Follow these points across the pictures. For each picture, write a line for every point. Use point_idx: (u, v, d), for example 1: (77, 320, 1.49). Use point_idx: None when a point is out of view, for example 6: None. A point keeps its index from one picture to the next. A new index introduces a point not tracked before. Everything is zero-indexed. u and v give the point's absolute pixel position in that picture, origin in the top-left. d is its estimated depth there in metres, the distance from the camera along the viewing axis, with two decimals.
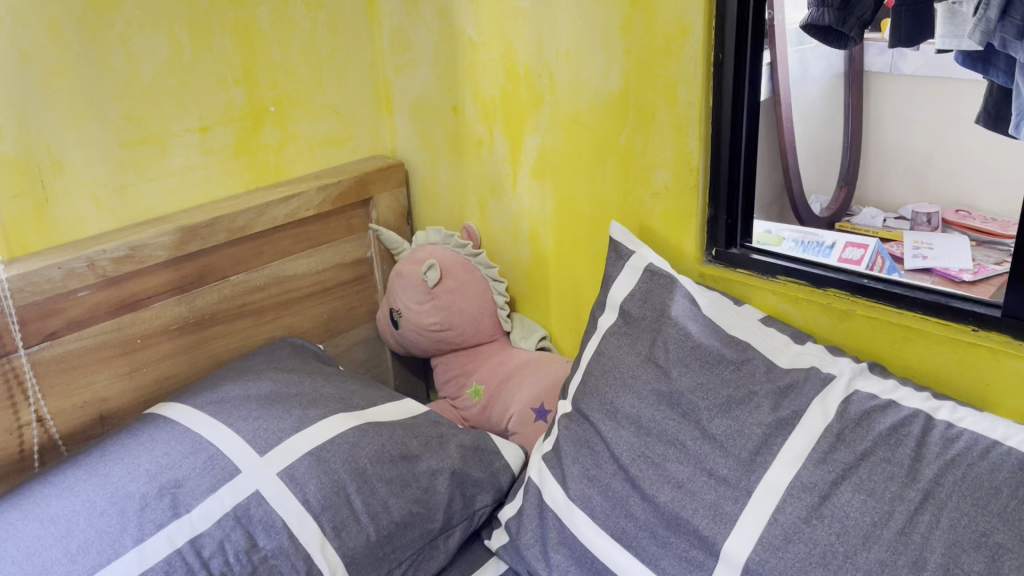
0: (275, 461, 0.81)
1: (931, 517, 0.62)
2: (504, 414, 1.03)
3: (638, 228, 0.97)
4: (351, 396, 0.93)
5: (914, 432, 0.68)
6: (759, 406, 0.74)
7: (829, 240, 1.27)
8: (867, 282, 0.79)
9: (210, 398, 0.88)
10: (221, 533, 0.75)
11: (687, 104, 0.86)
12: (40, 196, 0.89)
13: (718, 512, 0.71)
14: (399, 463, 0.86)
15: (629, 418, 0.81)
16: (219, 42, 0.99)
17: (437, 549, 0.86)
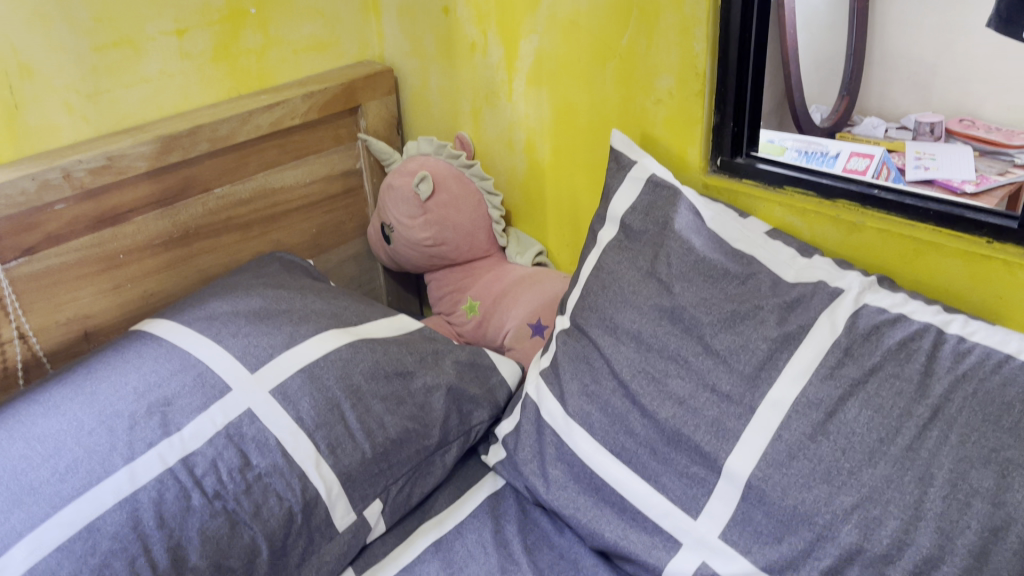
0: (266, 378, 0.79)
1: (940, 432, 0.61)
2: (500, 330, 1.02)
3: (640, 137, 0.93)
4: (343, 312, 0.90)
5: (924, 346, 0.66)
6: (765, 321, 0.72)
7: (834, 150, 1.23)
8: (878, 192, 0.76)
9: (198, 315, 0.86)
10: (213, 452, 0.74)
11: (694, 3, 0.81)
12: (8, 103, 0.84)
13: (720, 428, 0.70)
14: (394, 380, 0.85)
15: (629, 334, 0.78)
16: None
17: (434, 465, 0.85)
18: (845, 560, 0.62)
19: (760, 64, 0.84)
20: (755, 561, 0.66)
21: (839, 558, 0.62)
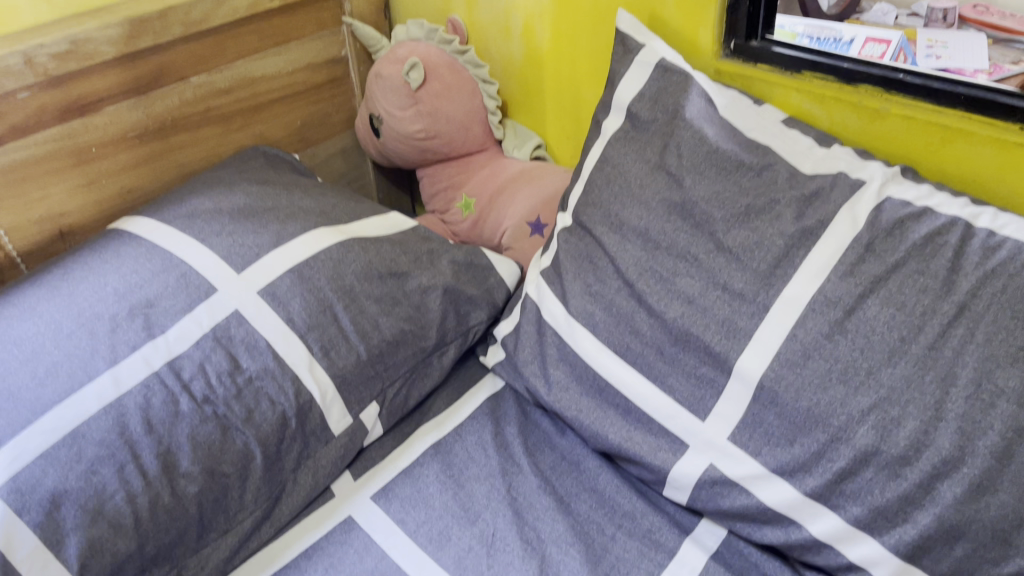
0: (254, 279, 0.75)
1: (965, 331, 0.58)
2: (497, 229, 0.97)
3: (648, 18, 0.87)
4: (332, 209, 0.85)
5: (952, 241, 0.62)
6: (781, 216, 0.68)
7: (849, 35, 1.17)
8: (903, 76, 0.71)
9: (179, 213, 0.81)
10: (200, 355, 0.70)
11: None
12: None
13: (731, 328, 0.66)
14: (388, 280, 0.81)
15: (636, 231, 0.74)
16: None
17: (431, 367, 0.82)
18: (860, 462, 0.60)
19: None
20: (766, 463, 0.64)
21: (853, 459, 0.60)
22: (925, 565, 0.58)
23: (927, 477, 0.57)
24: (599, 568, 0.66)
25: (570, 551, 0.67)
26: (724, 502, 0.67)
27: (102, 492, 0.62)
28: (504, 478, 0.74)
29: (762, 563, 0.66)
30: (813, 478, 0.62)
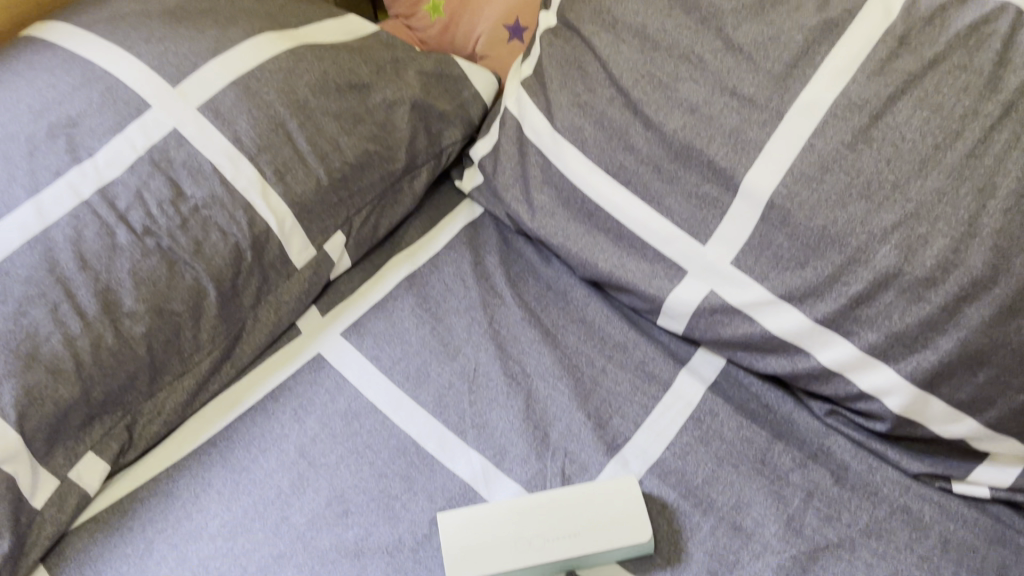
0: (192, 94, 0.65)
1: (1009, 136, 0.51)
2: (470, 35, 0.87)
3: None
4: (280, 13, 0.74)
5: (1001, 31, 0.53)
6: (801, 7, 0.58)
7: None
8: None
9: (100, 17, 0.70)
10: (137, 181, 0.62)
11: None
12: None
13: (740, 140, 0.59)
14: (348, 94, 0.71)
15: (631, 31, 0.65)
16: None
17: (403, 193, 0.74)
18: (879, 285, 0.54)
19: None
20: (773, 288, 0.58)
21: (872, 283, 0.54)
22: (944, 393, 0.53)
23: (954, 300, 0.52)
24: (590, 403, 0.61)
25: (558, 386, 0.62)
26: (725, 331, 0.61)
27: (36, 335, 0.55)
28: (485, 311, 0.67)
29: (764, 393, 0.62)
30: (826, 303, 0.56)
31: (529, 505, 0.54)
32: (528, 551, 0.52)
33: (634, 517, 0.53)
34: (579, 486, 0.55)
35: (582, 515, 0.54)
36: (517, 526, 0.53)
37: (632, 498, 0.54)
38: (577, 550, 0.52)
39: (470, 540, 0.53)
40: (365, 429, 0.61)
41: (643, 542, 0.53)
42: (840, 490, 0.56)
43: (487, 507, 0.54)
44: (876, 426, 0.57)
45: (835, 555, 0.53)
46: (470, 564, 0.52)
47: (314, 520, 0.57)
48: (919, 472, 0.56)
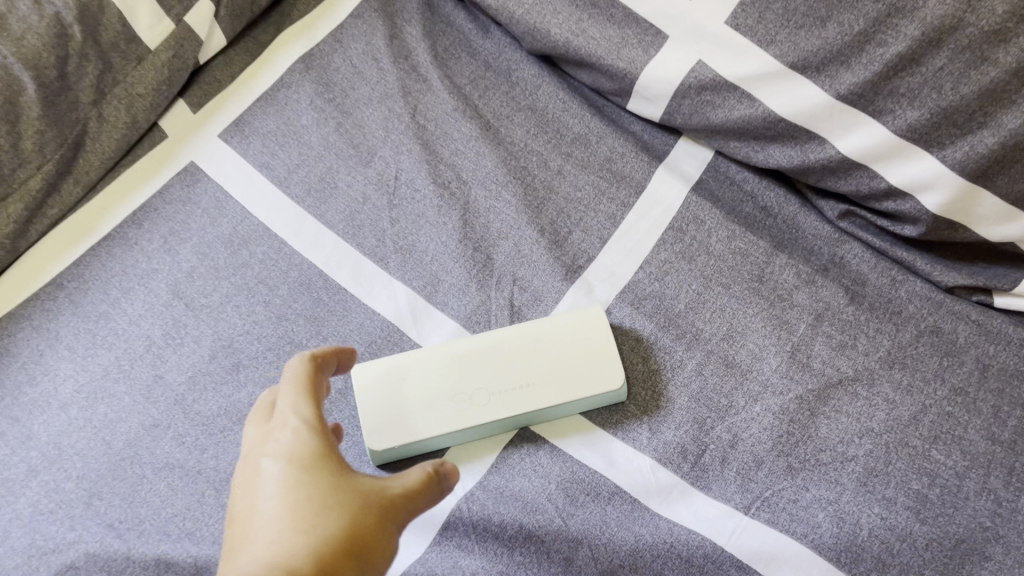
0: None
1: None
2: None
3: None
4: None
5: None
6: None
7: None
8: None
9: None
10: None
11: None
12: None
13: None
14: None
15: None
16: None
17: None
18: (926, 45, 0.40)
19: None
20: (781, 55, 0.44)
21: (918, 41, 0.40)
22: (1000, 186, 0.41)
23: None
24: (543, 215, 0.48)
25: (502, 194, 0.49)
26: (715, 116, 0.47)
27: None
28: (405, 100, 0.52)
29: (761, 193, 0.49)
30: (853, 73, 0.42)
31: (468, 351, 0.43)
32: (467, 409, 0.41)
33: (602, 360, 0.42)
34: (530, 325, 0.43)
35: (534, 362, 0.42)
36: (452, 378, 0.42)
37: (599, 337, 0.43)
38: (529, 404, 0.41)
39: (393, 399, 0.42)
40: (257, 258, 0.48)
41: (613, 391, 0.42)
42: (855, 311, 0.45)
43: (414, 355, 0.43)
44: (904, 231, 0.45)
45: (849, 391, 0.43)
46: (393, 430, 0.41)
47: (195, 378, 0.44)
48: (953, 285, 0.45)
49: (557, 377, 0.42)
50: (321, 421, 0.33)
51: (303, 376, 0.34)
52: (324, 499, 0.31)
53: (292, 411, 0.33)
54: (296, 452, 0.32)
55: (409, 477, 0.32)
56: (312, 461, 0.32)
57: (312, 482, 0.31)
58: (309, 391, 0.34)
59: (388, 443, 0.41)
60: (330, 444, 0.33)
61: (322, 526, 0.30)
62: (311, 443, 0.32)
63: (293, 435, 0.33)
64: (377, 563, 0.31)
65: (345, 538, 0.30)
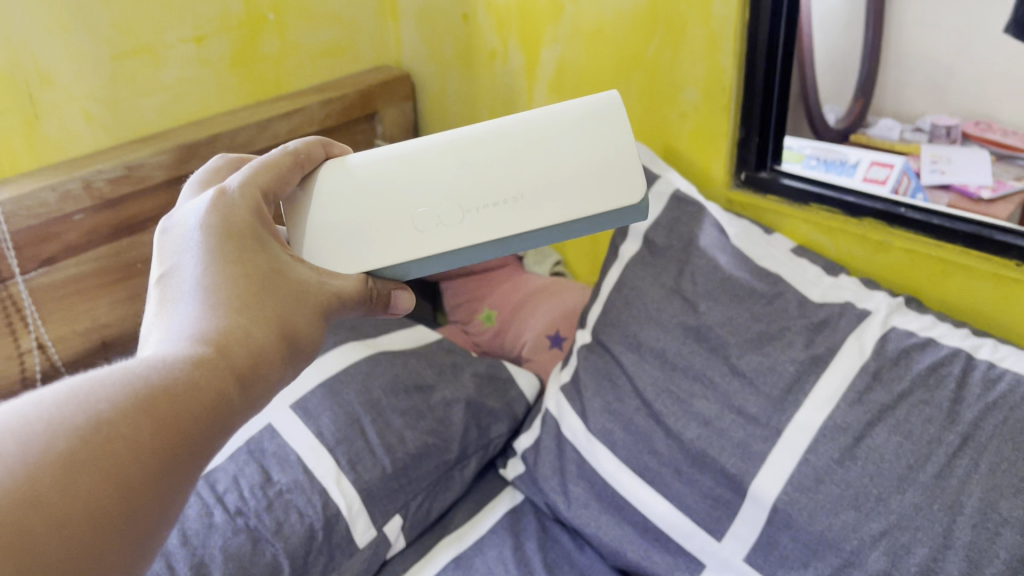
0: (288, 393, 0.80)
1: (969, 462, 0.59)
2: (517, 341, 1.02)
3: (663, 148, 0.95)
4: (362, 324, 0.93)
5: (954, 372, 0.64)
6: (792, 343, 0.71)
7: (853, 158, 1.26)
8: (904, 211, 0.75)
9: None
10: (235, 469, 0.75)
11: (722, 18, 0.82)
12: (28, 112, 0.86)
13: (746, 450, 0.69)
14: (413, 394, 0.85)
15: (652, 352, 0.79)
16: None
17: (453, 480, 0.85)
18: None
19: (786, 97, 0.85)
20: None
21: None
22: None
23: None
24: None
25: None
26: None
27: None
28: None
29: None
30: None
31: (444, 156, 0.56)
32: (423, 225, 0.54)
33: (585, 165, 0.56)
34: (502, 125, 0.57)
35: (509, 163, 0.56)
36: (408, 194, 0.55)
37: (595, 129, 0.57)
38: (507, 220, 0.54)
39: (354, 206, 0.55)
40: None
41: (597, 209, 0.55)
42: None
43: (369, 176, 0.56)
44: None
45: None
46: (356, 235, 0.54)
47: None
48: None
49: (538, 181, 0.55)
50: (253, 201, 0.47)
51: (252, 174, 0.48)
52: (241, 269, 0.42)
53: (231, 195, 0.46)
54: (226, 223, 0.44)
55: (338, 282, 0.49)
56: (237, 235, 0.44)
57: (236, 261, 0.42)
58: (248, 184, 0.47)
59: (350, 253, 0.54)
60: (253, 220, 0.45)
61: (239, 295, 0.41)
62: (255, 216, 0.46)
63: (225, 219, 0.44)
64: (297, 323, 0.43)
65: (271, 320, 0.41)
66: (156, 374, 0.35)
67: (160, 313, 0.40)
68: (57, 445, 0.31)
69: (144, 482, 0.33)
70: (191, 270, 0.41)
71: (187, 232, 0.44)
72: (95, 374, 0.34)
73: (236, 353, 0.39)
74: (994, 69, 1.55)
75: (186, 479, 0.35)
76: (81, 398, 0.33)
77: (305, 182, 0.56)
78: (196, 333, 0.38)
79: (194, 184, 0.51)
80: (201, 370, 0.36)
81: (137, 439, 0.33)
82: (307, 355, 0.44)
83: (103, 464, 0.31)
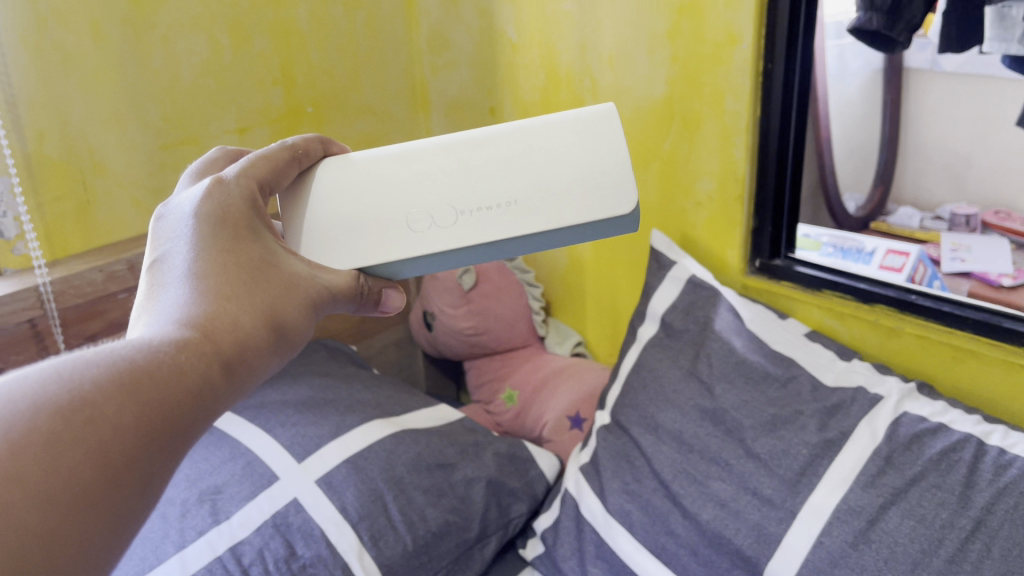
0: (314, 468, 0.82)
1: (982, 546, 0.60)
2: (538, 421, 1.04)
3: (680, 237, 0.99)
4: (387, 402, 0.96)
5: (965, 457, 0.65)
6: (805, 426, 0.73)
7: (869, 246, 1.29)
8: (914, 298, 0.78)
9: (249, 403, 0.92)
10: (260, 542, 0.76)
11: (734, 114, 0.87)
12: (82, 198, 0.91)
13: (762, 533, 0.69)
14: (435, 472, 0.87)
15: (670, 433, 0.80)
16: (273, 94, 1.07)
17: (473, 559, 0.86)
18: None
19: (797, 187, 0.89)
20: None
21: None
22: None
23: None
24: None
25: None
26: None
27: None
28: None
29: None
30: None
31: (441, 159, 0.58)
32: (417, 228, 0.55)
33: (581, 175, 0.57)
34: (501, 131, 0.59)
35: (504, 168, 0.57)
36: (405, 196, 0.56)
37: (593, 139, 0.58)
38: (498, 224, 0.55)
39: (352, 207, 0.56)
40: None
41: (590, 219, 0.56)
42: None
43: (368, 178, 0.58)
44: None
45: None
46: (351, 233, 0.56)
47: None
48: None
49: (533, 188, 0.56)
50: (251, 190, 0.45)
51: (249, 165, 0.47)
52: (233, 258, 0.40)
53: (228, 181, 0.44)
54: (223, 211, 0.42)
55: (333, 279, 0.47)
56: (233, 221, 0.42)
57: (229, 248, 0.40)
58: (246, 173, 0.46)
59: (345, 252, 0.55)
60: (249, 209, 0.44)
61: (229, 284, 0.39)
62: (251, 204, 0.44)
63: (220, 205, 0.42)
64: (287, 317, 0.41)
65: (261, 311, 0.39)
66: (135, 361, 0.33)
67: (146, 300, 0.38)
68: (32, 429, 0.29)
69: (117, 471, 0.31)
70: (181, 256, 0.40)
71: (180, 215, 0.42)
72: (74, 356, 0.33)
73: (225, 338, 0.37)
74: (1010, 160, 1.58)
75: (166, 468, 0.33)
76: (57, 383, 0.31)
77: (305, 176, 0.58)
78: (182, 318, 0.36)
79: (190, 172, 0.49)
80: (184, 357, 0.34)
81: (115, 423, 0.31)
82: (297, 346, 0.42)
83: (79, 449, 0.30)
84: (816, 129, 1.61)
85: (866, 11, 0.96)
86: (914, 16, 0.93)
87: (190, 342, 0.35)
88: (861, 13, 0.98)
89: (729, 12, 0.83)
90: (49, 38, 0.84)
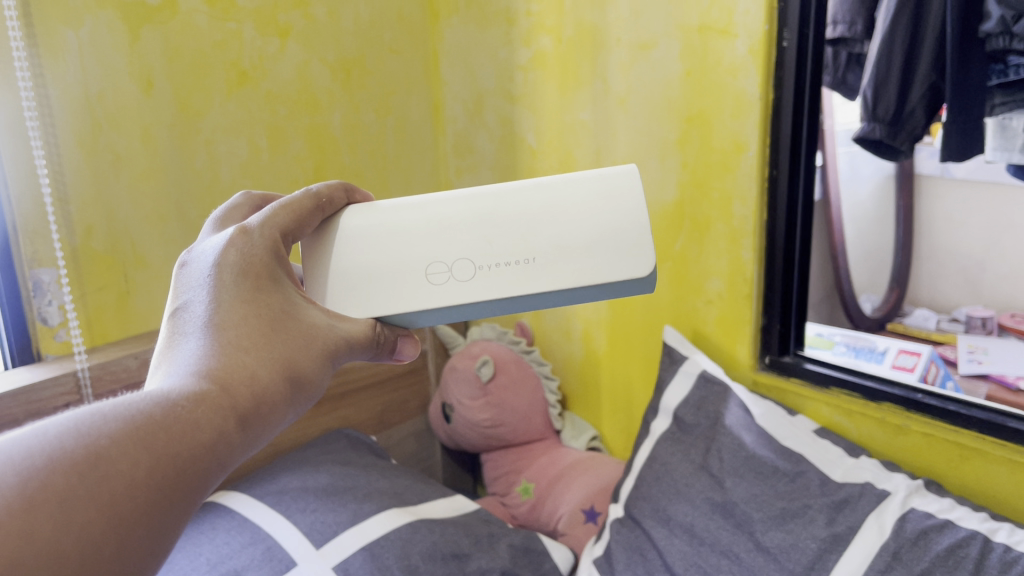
0: (331, 554, 0.84)
1: None
2: (553, 514, 1.05)
3: (692, 333, 1.02)
4: (405, 491, 0.98)
5: (972, 553, 0.66)
6: (814, 520, 0.74)
7: (881, 346, 1.32)
8: (921, 397, 0.80)
9: (270, 490, 0.94)
10: None
11: (742, 217, 0.91)
12: (122, 289, 0.96)
13: None
14: (450, 561, 0.88)
15: (682, 526, 0.81)
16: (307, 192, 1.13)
17: None
18: None
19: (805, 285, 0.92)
20: None
21: None
22: None
23: None
24: None
25: None
26: None
27: None
28: None
29: None
30: None
31: (461, 209, 0.59)
32: (436, 280, 0.57)
33: (606, 236, 0.58)
34: (523, 186, 0.60)
35: (526, 224, 0.58)
36: (422, 249, 0.58)
37: (618, 196, 0.59)
38: (512, 281, 0.57)
39: (370, 257, 0.58)
40: None
41: (619, 280, 0.57)
42: None
43: (390, 228, 0.59)
44: None
45: None
46: (372, 283, 0.57)
47: None
48: None
49: (551, 246, 0.57)
50: (273, 238, 0.48)
51: (274, 214, 0.50)
52: (250, 315, 0.43)
53: (252, 231, 0.47)
54: (247, 266, 0.45)
55: (352, 327, 0.50)
56: (255, 276, 0.45)
57: (246, 305, 0.43)
58: (270, 221, 0.49)
59: (364, 304, 0.57)
60: (271, 259, 0.46)
61: (244, 344, 0.41)
62: (273, 255, 0.47)
63: (241, 259, 0.45)
64: (303, 368, 0.44)
65: (274, 367, 0.42)
66: (152, 418, 0.35)
67: (166, 357, 0.40)
68: (47, 485, 0.30)
69: (131, 525, 0.32)
70: (200, 312, 0.42)
71: (201, 274, 0.44)
72: (92, 410, 0.34)
73: (238, 394, 0.39)
74: None
75: (180, 521, 0.34)
76: (74, 437, 0.32)
77: (328, 221, 0.60)
78: (199, 376, 0.38)
79: (214, 220, 0.52)
80: (198, 414, 0.36)
81: (130, 478, 0.32)
82: (309, 398, 0.44)
83: (93, 504, 0.31)
84: (829, 232, 1.66)
85: (870, 122, 0.98)
86: (916, 127, 0.98)
87: (203, 400, 0.37)
88: (861, 124, 0.99)
89: (736, 123, 0.88)
90: (103, 141, 0.91)
